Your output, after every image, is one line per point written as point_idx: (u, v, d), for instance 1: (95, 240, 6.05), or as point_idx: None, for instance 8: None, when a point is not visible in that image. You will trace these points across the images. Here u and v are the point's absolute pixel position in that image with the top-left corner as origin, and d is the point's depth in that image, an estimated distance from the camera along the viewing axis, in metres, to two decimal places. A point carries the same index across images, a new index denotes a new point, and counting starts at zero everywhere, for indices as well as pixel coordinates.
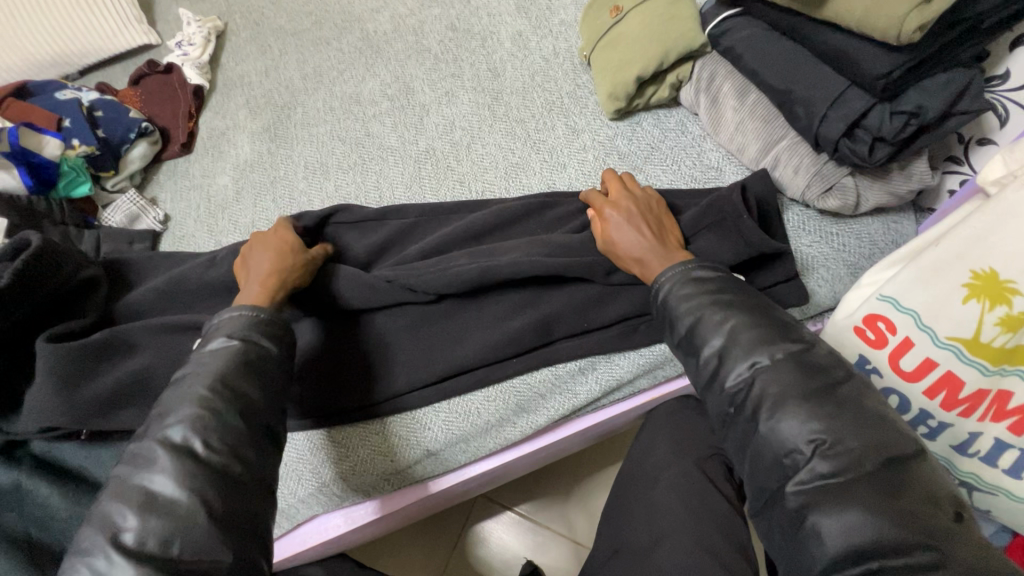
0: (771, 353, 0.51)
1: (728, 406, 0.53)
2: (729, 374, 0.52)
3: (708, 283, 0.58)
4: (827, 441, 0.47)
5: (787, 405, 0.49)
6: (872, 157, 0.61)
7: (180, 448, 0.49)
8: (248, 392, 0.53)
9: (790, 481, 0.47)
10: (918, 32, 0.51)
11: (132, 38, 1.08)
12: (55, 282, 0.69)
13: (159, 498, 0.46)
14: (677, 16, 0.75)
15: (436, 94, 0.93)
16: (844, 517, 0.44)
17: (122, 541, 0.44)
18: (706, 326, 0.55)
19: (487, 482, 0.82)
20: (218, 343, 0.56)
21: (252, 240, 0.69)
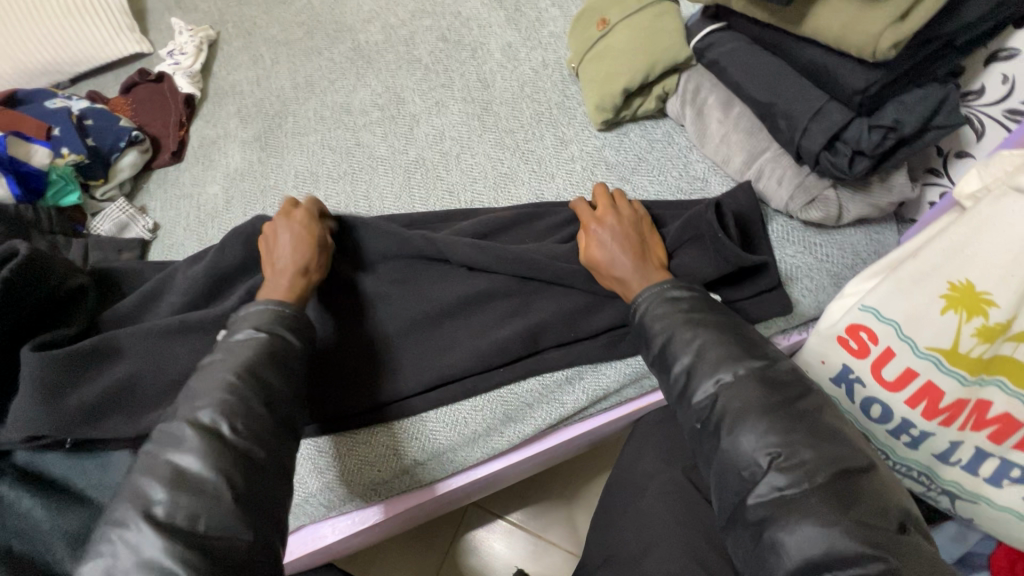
0: (734, 369, 0.52)
1: (697, 422, 0.53)
2: (697, 389, 0.53)
3: (681, 303, 0.58)
4: (783, 454, 0.47)
5: (747, 420, 0.49)
6: (852, 169, 0.61)
7: (210, 430, 0.49)
8: (271, 381, 0.53)
9: (750, 495, 0.47)
10: (892, 50, 0.52)
11: (124, 47, 1.09)
12: (44, 290, 0.69)
13: (188, 474, 0.47)
14: (662, 29, 0.76)
15: (427, 104, 0.94)
16: (801, 530, 0.44)
17: (153, 514, 0.45)
18: (677, 344, 0.56)
19: (479, 491, 0.82)
20: (246, 335, 0.56)
21: (280, 225, 0.67)
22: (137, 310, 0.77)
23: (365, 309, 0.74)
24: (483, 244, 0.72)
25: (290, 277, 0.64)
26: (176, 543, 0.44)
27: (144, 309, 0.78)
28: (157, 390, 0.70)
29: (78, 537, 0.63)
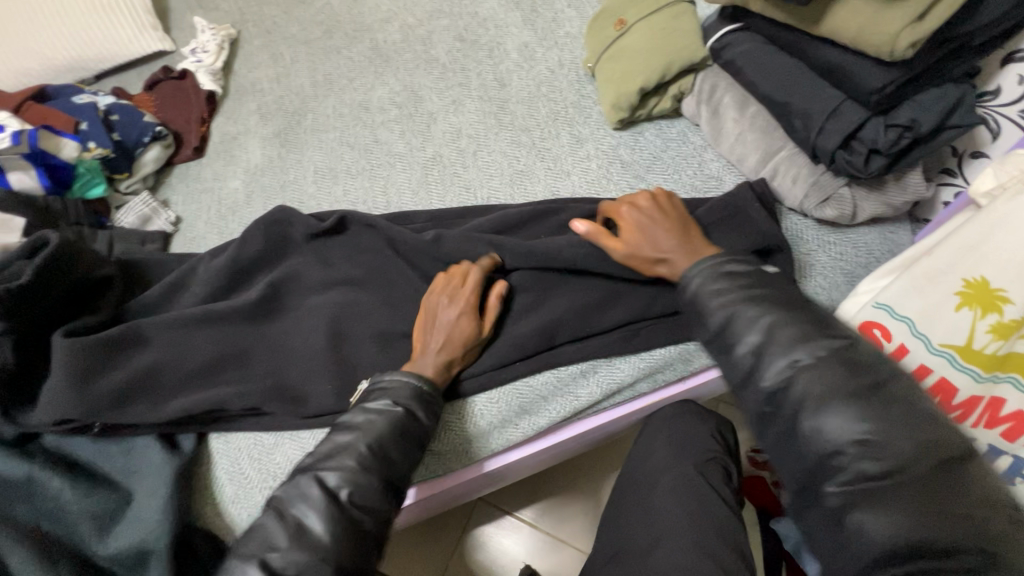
0: (812, 351, 0.48)
1: (765, 405, 0.49)
2: (768, 370, 0.49)
3: (742, 278, 0.54)
4: (874, 442, 0.44)
5: (831, 406, 0.46)
6: (867, 167, 0.62)
7: (332, 494, 0.54)
8: (386, 446, 0.58)
9: (831, 482, 0.45)
10: (910, 49, 0.53)
11: (148, 45, 1.11)
12: (73, 278, 0.71)
13: (309, 531, 0.51)
14: (679, 30, 0.78)
15: (443, 102, 0.96)
16: (887, 517, 0.43)
17: (269, 561, 0.50)
18: (741, 323, 0.51)
19: (491, 483, 0.83)
20: (382, 404, 0.61)
21: (448, 314, 0.68)
22: (161, 300, 0.79)
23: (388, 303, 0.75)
24: (516, 244, 0.74)
25: (438, 365, 0.67)
26: None
27: (168, 299, 0.79)
28: (181, 378, 0.72)
29: (105, 519, 0.65)
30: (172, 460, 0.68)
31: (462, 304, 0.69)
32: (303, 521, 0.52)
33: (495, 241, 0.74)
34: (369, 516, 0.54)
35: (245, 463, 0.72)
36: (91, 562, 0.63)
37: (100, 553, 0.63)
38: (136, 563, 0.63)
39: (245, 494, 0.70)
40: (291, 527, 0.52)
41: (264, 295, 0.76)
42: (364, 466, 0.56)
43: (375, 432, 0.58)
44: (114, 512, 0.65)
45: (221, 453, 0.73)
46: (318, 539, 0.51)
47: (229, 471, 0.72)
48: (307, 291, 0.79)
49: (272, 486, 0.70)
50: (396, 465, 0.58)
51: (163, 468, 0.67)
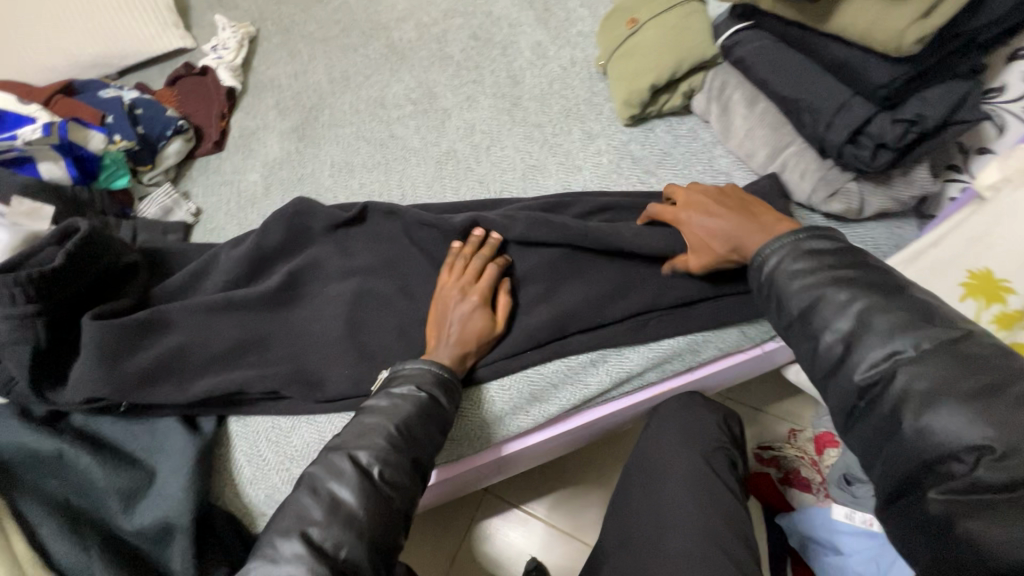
0: (915, 344, 0.48)
1: (858, 398, 0.50)
2: (861, 361, 0.49)
3: (827, 258, 0.54)
4: (996, 452, 0.42)
5: (938, 404, 0.45)
6: (874, 162, 0.63)
7: (366, 470, 0.56)
8: (412, 427, 0.60)
9: (934, 486, 0.45)
10: (916, 45, 0.54)
11: (170, 42, 1.14)
12: (102, 264, 0.74)
13: (343, 504, 0.54)
14: (690, 28, 0.79)
15: (458, 99, 0.98)
16: (1000, 532, 0.41)
17: (308, 533, 0.53)
18: (827, 308, 0.52)
19: (501, 470, 0.85)
20: (407, 389, 0.63)
21: (461, 309, 0.71)
22: (184, 287, 0.82)
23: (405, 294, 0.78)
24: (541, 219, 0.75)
25: (453, 358, 0.69)
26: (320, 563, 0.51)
27: (191, 286, 0.82)
28: (204, 362, 0.74)
29: (130, 497, 0.67)
30: (193, 441, 0.70)
31: (473, 298, 0.71)
32: (329, 491, 0.55)
33: (514, 230, 0.75)
34: (391, 490, 0.57)
35: (264, 445, 0.74)
36: (117, 537, 0.66)
37: (125, 528, 0.65)
38: (158, 537, 0.66)
39: (263, 474, 0.73)
40: (325, 502, 0.54)
41: (283, 283, 0.79)
42: (385, 440, 0.58)
43: (393, 410, 0.61)
44: (139, 489, 0.67)
45: (240, 435, 0.75)
46: (344, 508, 0.54)
47: (248, 453, 0.74)
48: (325, 279, 0.81)
49: (290, 467, 0.73)
50: (419, 442, 0.60)
51: (185, 448, 0.69)
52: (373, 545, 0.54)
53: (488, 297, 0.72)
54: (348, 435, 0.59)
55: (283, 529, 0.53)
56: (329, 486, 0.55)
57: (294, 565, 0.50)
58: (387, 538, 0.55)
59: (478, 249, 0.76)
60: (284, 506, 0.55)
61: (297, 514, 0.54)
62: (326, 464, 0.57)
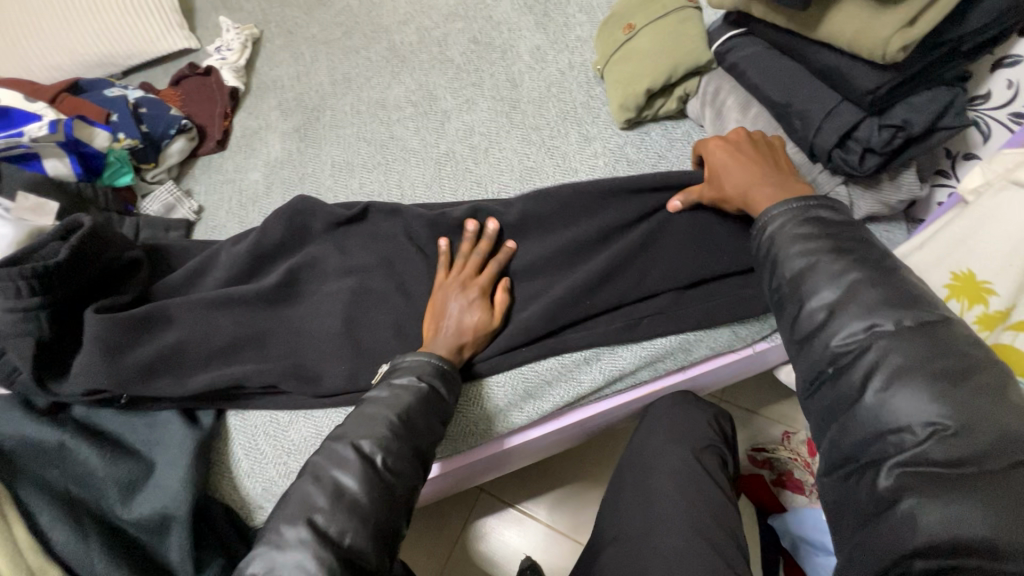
0: (895, 320, 0.51)
1: (828, 364, 0.53)
2: (838, 331, 0.52)
3: (828, 228, 0.57)
4: (950, 429, 0.46)
5: (906, 381, 0.48)
6: (863, 166, 0.65)
7: (369, 458, 0.57)
8: (413, 417, 0.61)
9: (888, 459, 0.48)
10: (900, 53, 0.56)
11: (174, 42, 1.16)
12: (105, 258, 0.75)
13: (347, 491, 0.55)
14: (686, 34, 0.81)
15: (457, 101, 0.99)
16: (941, 505, 0.44)
17: (316, 519, 0.53)
18: (820, 274, 0.55)
19: (496, 466, 0.86)
20: (409, 380, 0.64)
21: (457, 301, 0.72)
22: (185, 283, 0.83)
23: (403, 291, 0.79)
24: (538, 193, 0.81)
25: (449, 349, 0.70)
26: (327, 550, 0.52)
27: (192, 282, 0.83)
28: (204, 356, 0.76)
29: (129, 488, 0.68)
30: (192, 433, 0.71)
31: (472, 291, 0.73)
32: (333, 478, 0.56)
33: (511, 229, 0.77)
34: (393, 478, 0.58)
35: (262, 439, 0.75)
36: (118, 526, 0.67)
37: (125, 518, 0.67)
38: (158, 528, 0.67)
39: (260, 467, 0.74)
40: (329, 488, 0.55)
41: (283, 279, 0.80)
42: (387, 429, 0.59)
43: (394, 400, 0.62)
44: (138, 480, 0.68)
45: (238, 429, 0.76)
46: (348, 495, 0.55)
47: (246, 446, 0.75)
48: (324, 277, 0.82)
49: (287, 460, 0.74)
50: (421, 432, 0.61)
51: (185, 440, 0.71)
52: (377, 531, 0.55)
53: (487, 292, 0.75)
54: (350, 424, 0.60)
55: (289, 515, 0.54)
56: (333, 473, 0.56)
57: (300, 551, 0.51)
58: (390, 525, 0.56)
59: (475, 245, 0.78)
60: (287, 494, 0.56)
61: (302, 501, 0.54)
62: (329, 453, 0.58)
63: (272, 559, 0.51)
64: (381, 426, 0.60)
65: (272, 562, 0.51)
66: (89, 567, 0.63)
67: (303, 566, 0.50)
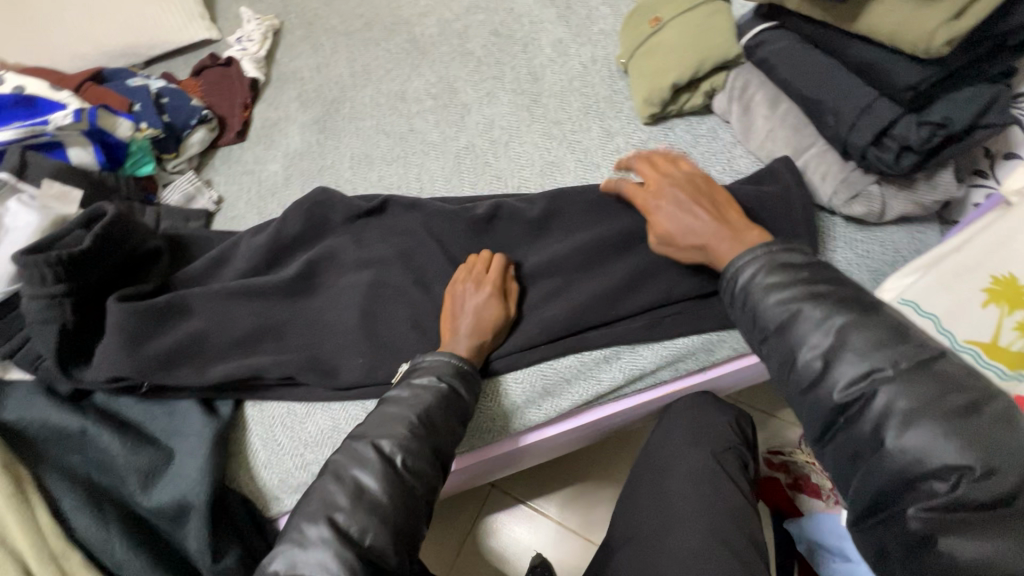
0: (893, 361, 0.49)
1: (836, 416, 0.51)
2: (840, 380, 0.50)
3: (800, 271, 0.55)
4: (977, 470, 0.45)
5: (919, 424, 0.47)
6: (898, 164, 0.63)
7: (389, 458, 0.58)
8: (435, 417, 0.61)
9: (914, 504, 0.47)
10: (945, 47, 0.54)
11: (195, 33, 1.16)
12: (128, 247, 0.76)
13: (369, 490, 0.56)
14: (714, 28, 0.79)
15: (478, 94, 0.98)
16: (981, 545, 0.45)
17: (337, 519, 0.54)
18: (805, 324, 0.52)
19: (512, 462, 0.86)
20: (429, 379, 0.63)
21: (474, 299, 0.72)
22: (205, 273, 0.83)
23: (424, 287, 0.79)
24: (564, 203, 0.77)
25: (470, 347, 0.70)
26: (348, 549, 0.53)
27: (211, 272, 0.83)
28: (223, 346, 0.76)
29: (148, 475, 0.68)
30: (210, 424, 0.72)
31: (487, 289, 0.72)
32: (353, 477, 0.56)
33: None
34: (414, 478, 0.58)
35: (279, 430, 0.75)
36: (138, 515, 0.68)
37: (144, 506, 0.67)
38: (176, 516, 0.67)
39: (277, 459, 0.74)
40: (350, 487, 0.56)
41: (301, 272, 0.80)
42: (407, 428, 0.59)
43: (416, 400, 0.62)
44: (157, 468, 0.68)
45: (255, 420, 0.76)
46: (368, 494, 0.56)
47: (263, 437, 0.75)
48: (342, 269, 0.82)
49: (304, 452, 0.74)
50: (440, 432, 0.61)
51: (203, 430, 0.71)
52: (396, 531, 0.55)
53: (501, 285, 0.74)
54: (370, 424, 0.60)
55: (310, 513, 0.55)
56: (354, 472, 0.57)
57: (322, 549, 0.52)
58: (409, 526, 0.56)
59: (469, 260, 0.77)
60: (308, 491, 0.57)
61: (323, 499, 0.56)
62: (349, 452, 0.58)
63: (294, 557, 0.53)
64: (401, 427, 0.60)
65: (293, 560, 0.53)
66: (112, 555, 0.64)
67: (326, 565, 0.51)
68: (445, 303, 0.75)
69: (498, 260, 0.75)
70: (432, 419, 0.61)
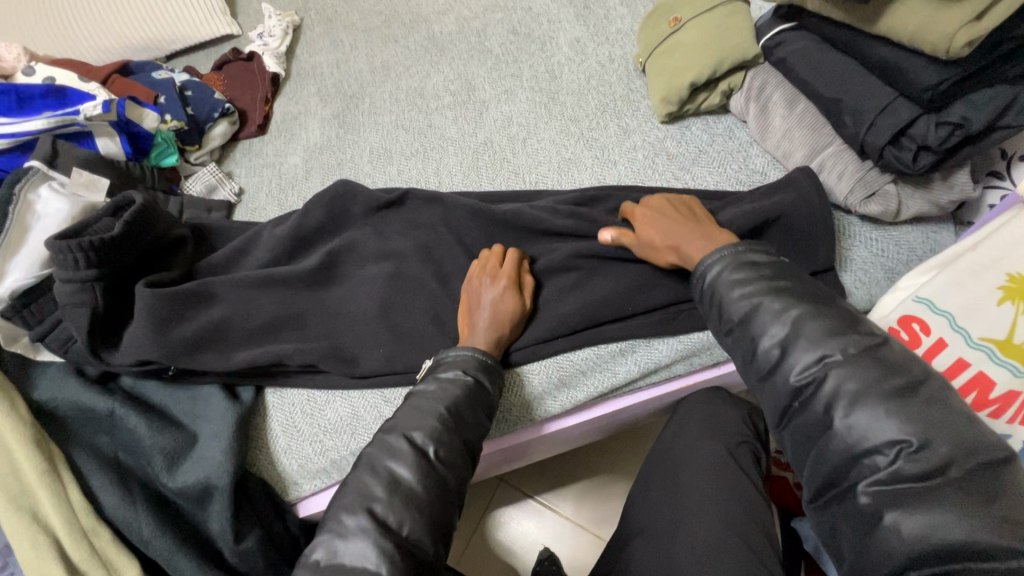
0: (842, 348, 0.50)
1: (792, 400, 0.52)
2: (795, 366, 0.51)
3: (762, 268, 0.56)
4: (914, 444, 0.46)
5: (864, 405, 0.47)
6: (916, 164, 0.64)
7: (421, 450, 0.59)
8: (462, 412, 0.63)
9: (863, 480, 0.47)
10: (966, 48, 0.55)
11: (217, 29, 1.18)
12: (155, 235, 0.78)
13: (404, 480, 0.57)
14: (734, 28, 0.80)
15: (496, 92, 1.00)
16: (917, 516, 0.44)
17: (374, 509, 0.55)
18: (764, 316, 0.54)
19: (527, 453, 0.87)
20: (453, 374, 0.65)
21: (491, 293, 0.73)
22: (228, 262, 0.85)
23: (445, 280, 0.81)
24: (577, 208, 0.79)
25: (488, 341, 0.71)
26: (386, 538, 0.54)
27: (234, 261, 0.85)
28: (246, 334, 0.77)
29: (174, 455, 0.70)
30: (234, 408, 0.73)
31: (502, 281, 0.74)
32: (387, 468, 0.58)
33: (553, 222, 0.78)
34: (445, 469, 0.59)
35: (299, 417, 0.77)
36: (165, 496, 0.69)
37: (171, 487, 0.69)
38: (200, 497, 0.68)
39: (297, 445, 0.75)
40: (385, 479, 0.57)
41: (323, 262, 0.81)
42: (438, 421, 0.61)
43: (441, 393, 0.63)
44: (182, 450, 0.70)
45: (276, 406, 0.78)
46: (403, 485, 0.57)
47: (284, 424, 0.77)
48: (362, 261, 0.83)
49: (324, 439, 0.75)
50: (468, 425, 0.62)
51: (226, 414, 0.73)
52: (432, 521, 0.56)
53: (516, 278, 0.75)
54: (400, 416, 0.62)
55: (348, 505, 0.56)
56: (387, 464, 0.58)
57: (362, 539, 0.53)
58: (444, 518, 0.58)
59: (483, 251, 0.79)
60: (344, 485, 0.58)
61: (359, 491, 0.57)
62: (382, 444, 0.59)
63: (335, 546, 0.54)
64: (430, 418, 0.61)
65: (334, 549, 0.54)
66: (143, 536, 0.65)
67: (366, 554, 0.52)
68: (462, 298, 0.76)
69: (512, 255, 0.76)
70: (460, 412, 0.62)
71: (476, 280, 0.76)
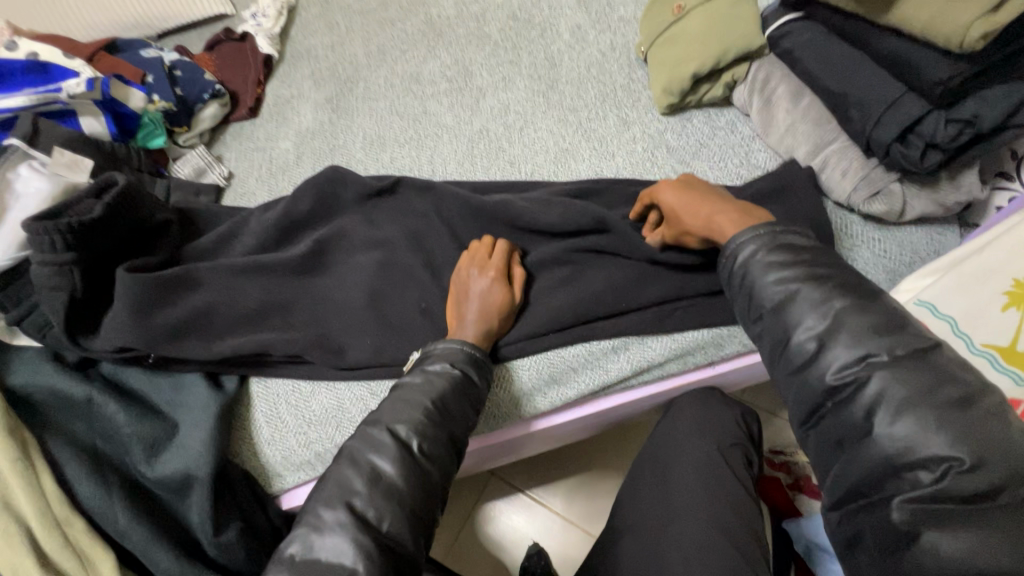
0: (889, 348, 0.47)
1: (825, 399, 0.49)
2: (832, 363, 0.48)
3: (802, 253, 0.54)
4: (966, 464, 0.42)
5: (914, 413, 0.44)
6: (923, 163, 0.62)
7: (405, 443, 0.57)
8: (449, 406, 0.61)
9: (898, 495, 0.44)
10: (981, 41, 0.53)
11: (209, 8, 1.15)
12: (139, 218, 0.76)
13: (385, 474, 0.55)
14: (739, 17, 0.77)
15: (493, 79, 0.97)
16: (957, 539, 0.42)
17: (354, 504, 0.54)
18: (802, 303, 0.51)
19: (515, 449, 0.85)
20: (440, 367, 0.63)
21: (480, 283, 0.71)
22: (214, 248, 0.83)
23: (436, 272, 0.79)
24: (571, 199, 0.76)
25: (476, 334, 0.69)
26: (366, 534, 0.52)
27: (220, 247, 0.83)
28: (231, 321, 0.76)
29: (154, 445, 0.68)
30: (217, 398, 0.72)
31: (491, 273, 0.71)
32: (369, 461, 0.56)
33: (548, 212, 0.76)
34: (429, 463, 0.58)
35: (283, 408, 0.75)
36: (142, 485, 0.68)
37: (149, 477, 0.67)
38: (179, 487, 0.67)
39: (281, 436, 0.74)
40: (366, 472, 0.55)
41: (311, 250, 0.79)
42: (423, 415, 0.59)
43: (429, 386, 0.62)
44: (163, 439, 0.69)
45: (260, 396, 0.76)
46: (384, 479, 0.55)
47: (268, 414, 0.75)
48: (352, 250, 0.81)
49: (307, 431, 0.74)
50: (455, 418, 0.61)
51: (209, 404, 0.71)
52: (414, 518, 0.55)
53: (504, 270, 0.73)
54: (385, 408, 0.60)
55: (327, 498, 0.54)
56: (369, 456, 0.56)
57: (339, 533, 0.52)
58: (426, 513, 0.56)
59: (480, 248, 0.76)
60: (324, 477, 0.57)
61: (339, 484, 0.55)
62: (364, 436, 0.58)
63: (311, 541, 0.52)
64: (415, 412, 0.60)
65: (310, 544, 0.52)
66: (118, 526, 0.64)
67: (342, 549, 0.51)
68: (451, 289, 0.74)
69: (503, 245, 0.74)
70: (446, 406, 0.60)
71: (466, 269, 0.74)
